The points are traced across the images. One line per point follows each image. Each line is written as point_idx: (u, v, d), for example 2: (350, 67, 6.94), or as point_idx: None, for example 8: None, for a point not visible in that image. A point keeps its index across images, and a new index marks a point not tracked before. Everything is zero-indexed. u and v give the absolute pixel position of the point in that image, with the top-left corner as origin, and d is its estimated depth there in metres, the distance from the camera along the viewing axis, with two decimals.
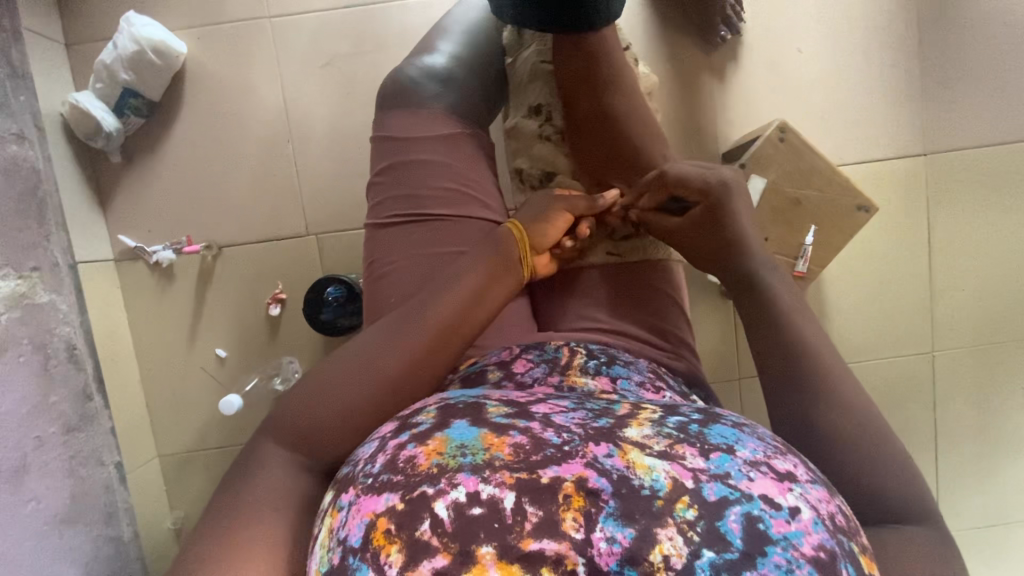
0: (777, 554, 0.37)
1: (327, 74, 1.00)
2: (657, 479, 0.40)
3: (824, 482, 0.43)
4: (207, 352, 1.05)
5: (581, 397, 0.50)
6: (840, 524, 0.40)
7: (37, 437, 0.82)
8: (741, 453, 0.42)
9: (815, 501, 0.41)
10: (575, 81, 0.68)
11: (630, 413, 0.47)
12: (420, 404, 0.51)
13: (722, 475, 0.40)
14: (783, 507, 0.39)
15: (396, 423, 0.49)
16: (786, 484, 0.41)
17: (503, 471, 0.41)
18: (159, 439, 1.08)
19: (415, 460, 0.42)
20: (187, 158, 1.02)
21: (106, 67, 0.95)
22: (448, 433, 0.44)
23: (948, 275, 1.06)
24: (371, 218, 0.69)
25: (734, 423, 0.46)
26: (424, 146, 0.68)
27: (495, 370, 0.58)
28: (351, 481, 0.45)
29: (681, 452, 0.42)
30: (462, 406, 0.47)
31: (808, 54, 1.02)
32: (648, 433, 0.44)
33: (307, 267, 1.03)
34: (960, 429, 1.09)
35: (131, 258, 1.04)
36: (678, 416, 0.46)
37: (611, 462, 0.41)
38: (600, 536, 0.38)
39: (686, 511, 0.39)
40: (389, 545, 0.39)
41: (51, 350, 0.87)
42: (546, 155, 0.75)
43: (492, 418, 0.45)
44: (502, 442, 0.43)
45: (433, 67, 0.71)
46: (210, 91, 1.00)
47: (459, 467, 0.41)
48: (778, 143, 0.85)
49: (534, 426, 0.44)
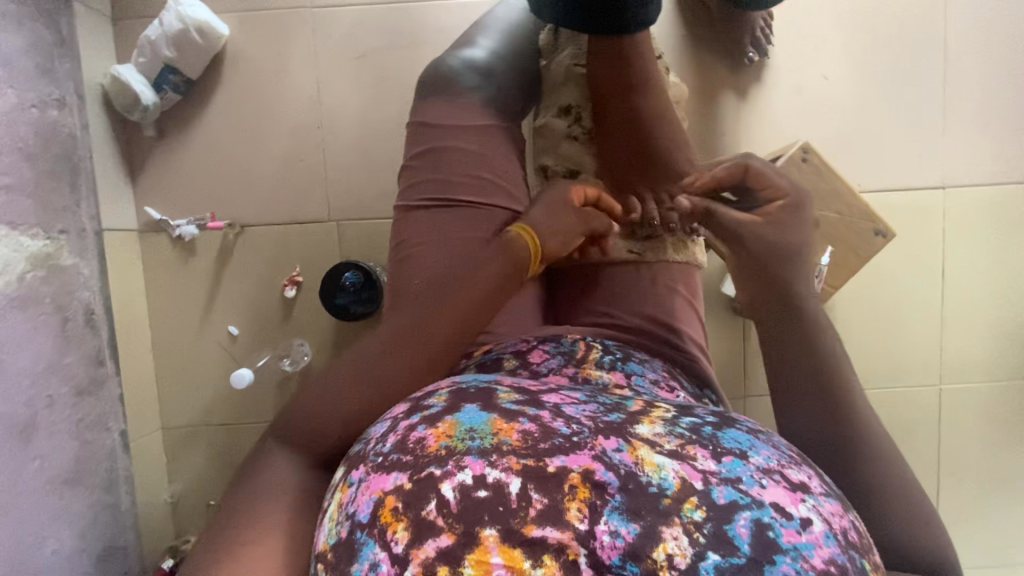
0: (786, 564, 0.38)
1: (361, 66, 1.03)
2: (665, 478, 0.41)
3: (837, 498, 0.44)
4: (220, 328, 1.07)
5: (593, 391, 0.51)
6: (853, 540, 0.41)
7: (49, 396, 0.84)
8: (754, 459, 0.43)
9: (829, 515, 0.41)
10: (609, 83, 0.71)
11: (643, 410, 0.48)
12: (432, 387, 0.51)
13: (733, 479, 0.41)
14: (794, 518, 0.40)
15: (407, 405, 0.49)
16: (799, 495, 0.41)
17: (511, 457, 0.41)
18: (165, 412, 1.08)
19: (425, 442, 0.43)
20: (219, 137, 1.04)
21: (150, 43, 0.98)
22: (458, 417, 0.44)
23: (957, 309, 1.06)
24: (403, 199, 0.69)
25: (749, 429, 0.47)
26: (457, 133, 0.68)
27: (511, 359, 0.59)
28: (362, 458, 0.45)
29: (691, 452, 0.42)
30: (474, 392, 0.48)
31: (833, 81, 1.04)
32: (659, 431, 0.44)
33: (326, 252, 1.05)
34: (962, 465, 1.09)
35: (154, 230, 1.06)
36: (693, 417, 0.47)
37: (619, 456, 0.42)
38: (604, 528, 0.39)
39: (693, 512, 0.39)
40: (396, 522, 0.39)
41: (70, 313, 0.90)
42: (574, 154, 0.75)
43: (503, 404, 0.46)
44: (510, 428, 0.43)
45: (473, 60, 0.72)
46: (247, 75, 1.03)
47: (467, 450, 0.42)
48: (801, 164, 0.86)
49: (544, 415, 0.45)
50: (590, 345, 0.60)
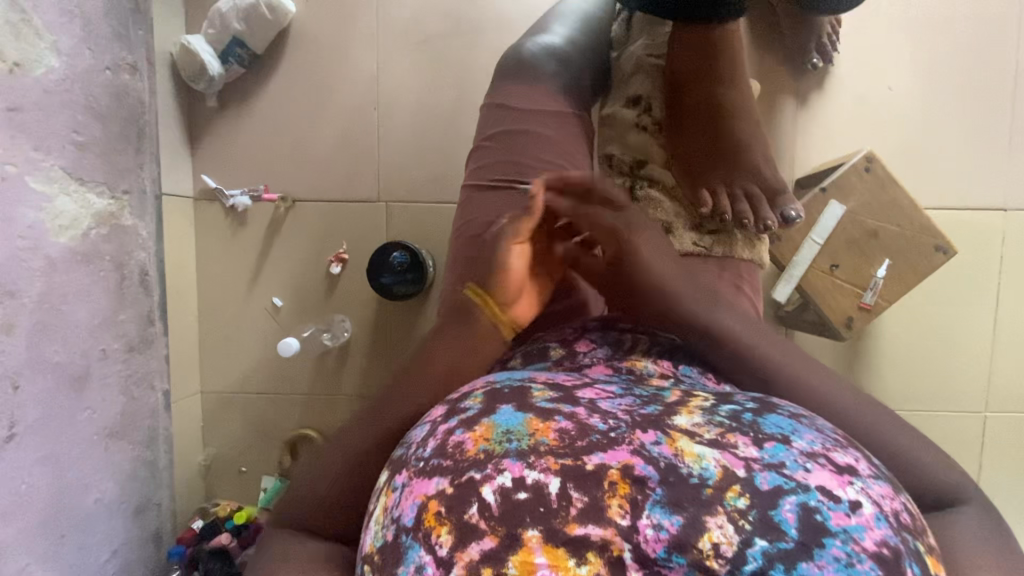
0: (836, 547, 0.38)
1: (422, 50, 1.04)
2: (706, 468, 0.42)
3: (888, 480, 0.44)
4: (265, 299, 1.09)
5: (628, 382, 0.52)
6: (906, 523, 0.41)
7: (103, 349, 0.87)
8: (798, 444, 0.43)
9: (878, 497, 0.41)
10: (686, 73, 0.68)
11: (680, 400, 0.48)
12: (468, 385, 0.51)
13: (776, 465, 0.41)
14: (842, 501, 0.39)
15: (444, 407, 0.49)
16: (846, 478, 0.41)
17: (548, 456, 0.42)
18: (205, 376, 1.11)
19: (463, 445, 0.44)
20: (278, 112, 1.06)
21: (221, 14, 1.00)
22: (494, 419, 0.46)
23: (1010, 336, 1.03)
24: (471, 180, 0.69)
25: (791, 412, 0.47)
26: (534, 117, 0.66)
27: (557, 348, 0.59)
28: (404, 463, 0.46)
29: (732, 440, 0.43)
30: (507, 390, 0.49)
31: (898, 93, 1.02)
32: (698, 421, 0.45)
33: (373, 231, 1.06)
34: (1003, 496, 1.06)
35: (208, 199, 1.08)
36: (732, 404, 0.47)
37: (658, 449, 0.43)
38: (647, 522, 0.40)
39: (736, 500, 0.40)
40: (440, 526, 0.41)
41: (127, 272, 0.93)
42: (640, 144, 0.70)
43: (537, 402, 0.47)
44: (546, 427, 0.44)
45: (551, 46, 0.70)
46: (310, 52, 1.05)
47: (505, 452, 0.43)
48: (863, 173, 0.85)
49: (579, 412, 0.46)
50: (637, 335, 0.58)
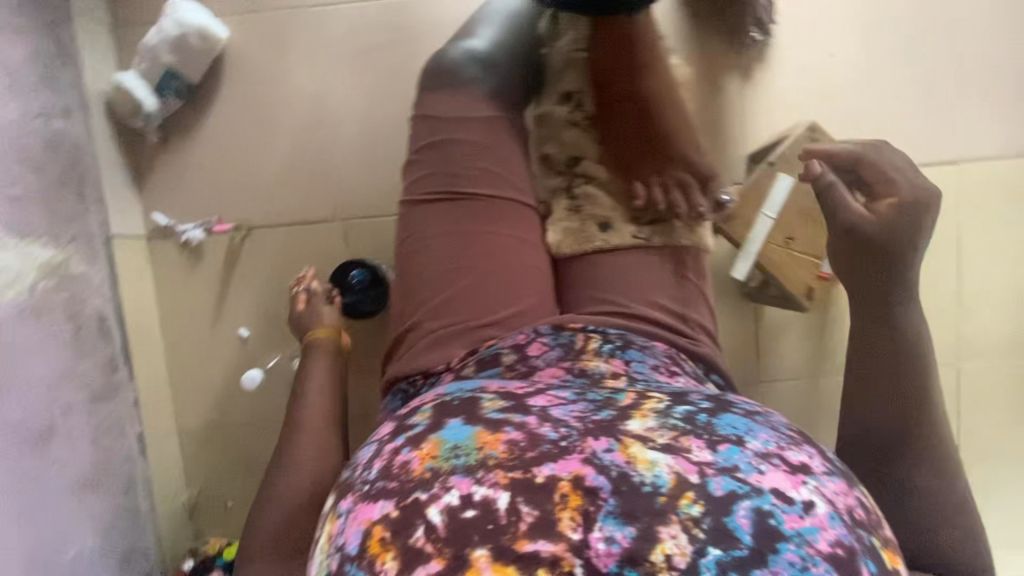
0: (791, 551, 0.38)
1: (361, 62, 1.02)
2: (659, 475, 0.41)
3: (841, 474, 0.45)
4: (231, 332, 1.07)
5: (583, 387, 0.50)
6: (859, 518, 0.42)
7: (64, 403, 0.86)
8: (751, 445, 0.43)
9: (833, 495, 0.42)
10: (607, 65, 0.67)
11: (634, 403, 0.47)
12: (418, 402, 0.51)
13: (730, 468, 0.41)
14: (797, 502, 0.40)
15: (392, 426, 0.50)
16: (800, 477, 0.42)
17: (496, 472, 0.42)
18: (179, 416, 1.09)
19: (409, 466, 0.44)
20: (222, 140, 1.04)
21: (152, 48, 0.97)
22: (442, 435, 0.45)
23: (976, 287, 1.04)
24: (408, 194, 0.65)
25: (746, 411, 0.47)
26: (462, 126, 0.64)
27: (509, 352, 0.57)
28: (350, 486, 0.46)
29: (686, 444, 0.43)
30: (457, 403, 0.48)
31: (841, 58, 1.02)
32: (651, 425, 0.44)
33: (333, 252, 1.05)
34: (986, 445, 1.06)
35: (162, 236, 1.06)
36: (687, 405, 0.46)
37: (610, 457, 0.42)
38: (598, 535, 0.39)
39: (690, 507, 0.40)
40: (385, 553, 0.40)
41: (83, 321, 0.91)
42: (574, 140, 0.70)
43: (486, 415, 0.46)
44: (496, 439, 0.44)
45: (473, 50, 0.68)
46: (247, 77, 1.03)
47: (452, 469, 0.42)
48: (809, 143, 0.85)
49: (530, 421, 0.45)
50: (591, 333, 0.58)
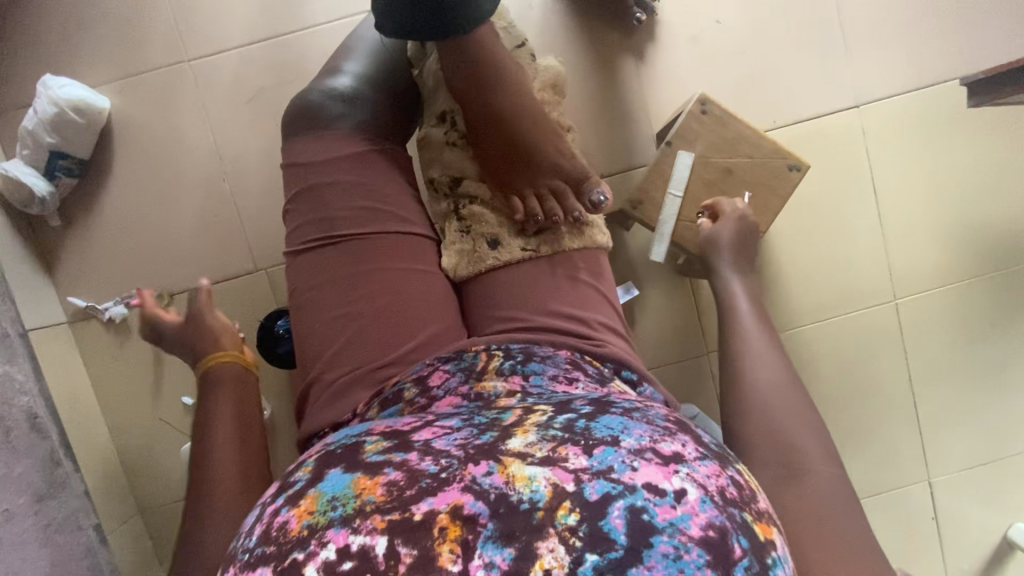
0: (664, 543, 0.38)
1: (254, 108, 1.00)
2: (536, 490, 0.41)
3: (715, 456, 0.45)
4: (174, 401, 1.05)
5: (471, 412, 0.50)
6: (732, 496, 0.43)
7: (5, 510, 0.82)
8: (625, 443, 0.44)
9: (704, 478, 0.42)
10: (465, 85, 0.67)
11: (518, 421, 0.47)
12: (304, 457, 0.50)
13: (604, 471, 0.41)
14: (668, 493, 0.40)
15: (276, 486, 0.48)
16: (672, 467, 0.42)
17: (374, 517, 0.40)
18: (139, 494, 1.07)
19: (287, 526, 0.42)
20: (126, 211, 1.02)
21: (29, 132, 0.94)
22: (320, 488, 0.43)
23: (898, 222, 1.06)
24: (289, 247, 0.67)
25: (623, 411, 0.48)
26: (332, 168, 0.67)
27: (411, 387, 0.55)
28: (233, 558, 0.43)
29: (563, 453, 0.43)
30: (339, 452, 0.47)
31: (728, 23, 1.02)
32: (531, 440, 0.44)
33: (262, 303, 1.03)
34: (936, 373, 1.08)
35: (84, 318, 1.03)
36: (567, 414, 0.47)
37: (489, 480, 0.41)
38: (478, 563, 0.38)
39: (567, 517, 0.39)
40: None
41: (11, 422, 0.86)
42: (454, 161, 0.72)
43: (367, 458, 0.45)
44: (375, 483, 0.42)
45: (335, 88, 0.70)
46: (139, 143, 1.00)
47: (328, 523, 0.40)
48: (702, 116, 0.85)
49: (411, 458, 0.44)
50: (491, 353, 0.57)
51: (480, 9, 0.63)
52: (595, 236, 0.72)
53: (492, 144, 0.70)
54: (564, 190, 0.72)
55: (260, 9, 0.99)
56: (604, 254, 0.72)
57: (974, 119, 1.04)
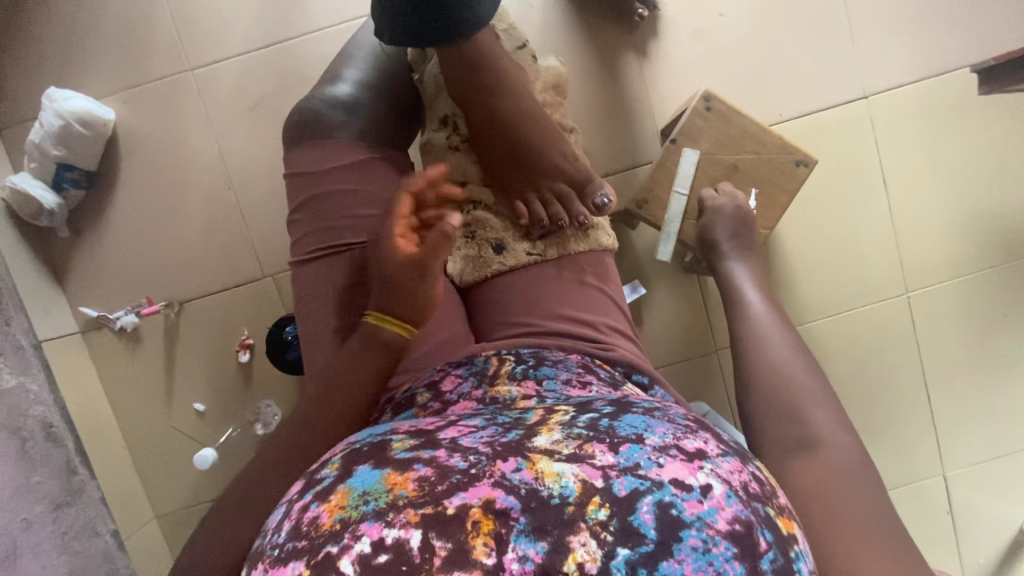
0: (692, 536, 0.37)
1: (256, 115, 1.01)
2: (566, 485, 0.39)
3: (735, 452, 0.44)
4: (186, 408, 1.06)
5: (493, 412, 0.49)
6: (755, 492, 0.41)
7: (25, 519, 0.83)
8: (650, 440, 0.42)
9: (728, 474, 0.41)
10: (467, 89, 0.67)
11: (541, 420, 0.46)
12: (328, 455, 0.49)
13: (632, 467, 0.40)
14: (694, 488, 0.39)
15: (302, 483, 0.46)
16: (696, 463, 0.41)
17: (407, 510, 0.38)
18: (154, 500, 1.08)
19: (318, 520, 0.40)
20: (134, 221, 1.02)
21: (36, 145, 0.95)
22: (350, 483, 0.42)
23: (909, 214, 1.04)
24: (294, 256, 0.68)
25: (645, 410, 0.47)
26: (334, 176, 0.67)
27: (424, 392, 0.55)
28: (260, 555, 0.41)
29: (590, 450, 0.41)
30: (366, 449, 0.46)
31: (731, 16, 1.01)
32: (557, 438, 0.43)
33: (269, 309, 1.04)
34: (950, 365, 1.07)
35: (96, 327, 1.04)
36: (589, 413, 0.46)
37: (519, 476, 0.40)
38: (511, 556, 0.36)
39: (598, 512, 0.38)
40: None
41: (27, 432, 0.88)
42: (457, 164, 0.72)
43: (395, 455, 0.43)
44: (405, 479, 0.41)
45: (336, 97, 0.70)
46: (145, 153, 1.01)
47: (362, 517, 0.39)
48: (706, 113, 0.84)
49: (440, 454, 0.43)
50: (502, 357, 0.58)
51: (474, 13, 0.62)
52: (600, 239, 0.73)
53: (493, 148, 0.70)
54: (569, 194, 0.72)
55: (259, 16, 0.99)
56: (610, 257, 0.73)
57: (985, 106, 1.02)
